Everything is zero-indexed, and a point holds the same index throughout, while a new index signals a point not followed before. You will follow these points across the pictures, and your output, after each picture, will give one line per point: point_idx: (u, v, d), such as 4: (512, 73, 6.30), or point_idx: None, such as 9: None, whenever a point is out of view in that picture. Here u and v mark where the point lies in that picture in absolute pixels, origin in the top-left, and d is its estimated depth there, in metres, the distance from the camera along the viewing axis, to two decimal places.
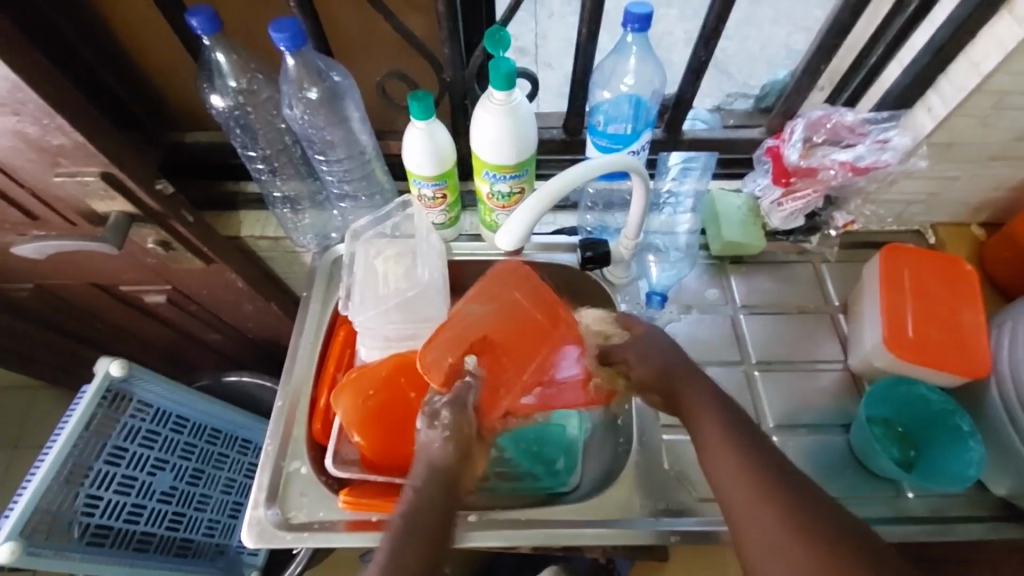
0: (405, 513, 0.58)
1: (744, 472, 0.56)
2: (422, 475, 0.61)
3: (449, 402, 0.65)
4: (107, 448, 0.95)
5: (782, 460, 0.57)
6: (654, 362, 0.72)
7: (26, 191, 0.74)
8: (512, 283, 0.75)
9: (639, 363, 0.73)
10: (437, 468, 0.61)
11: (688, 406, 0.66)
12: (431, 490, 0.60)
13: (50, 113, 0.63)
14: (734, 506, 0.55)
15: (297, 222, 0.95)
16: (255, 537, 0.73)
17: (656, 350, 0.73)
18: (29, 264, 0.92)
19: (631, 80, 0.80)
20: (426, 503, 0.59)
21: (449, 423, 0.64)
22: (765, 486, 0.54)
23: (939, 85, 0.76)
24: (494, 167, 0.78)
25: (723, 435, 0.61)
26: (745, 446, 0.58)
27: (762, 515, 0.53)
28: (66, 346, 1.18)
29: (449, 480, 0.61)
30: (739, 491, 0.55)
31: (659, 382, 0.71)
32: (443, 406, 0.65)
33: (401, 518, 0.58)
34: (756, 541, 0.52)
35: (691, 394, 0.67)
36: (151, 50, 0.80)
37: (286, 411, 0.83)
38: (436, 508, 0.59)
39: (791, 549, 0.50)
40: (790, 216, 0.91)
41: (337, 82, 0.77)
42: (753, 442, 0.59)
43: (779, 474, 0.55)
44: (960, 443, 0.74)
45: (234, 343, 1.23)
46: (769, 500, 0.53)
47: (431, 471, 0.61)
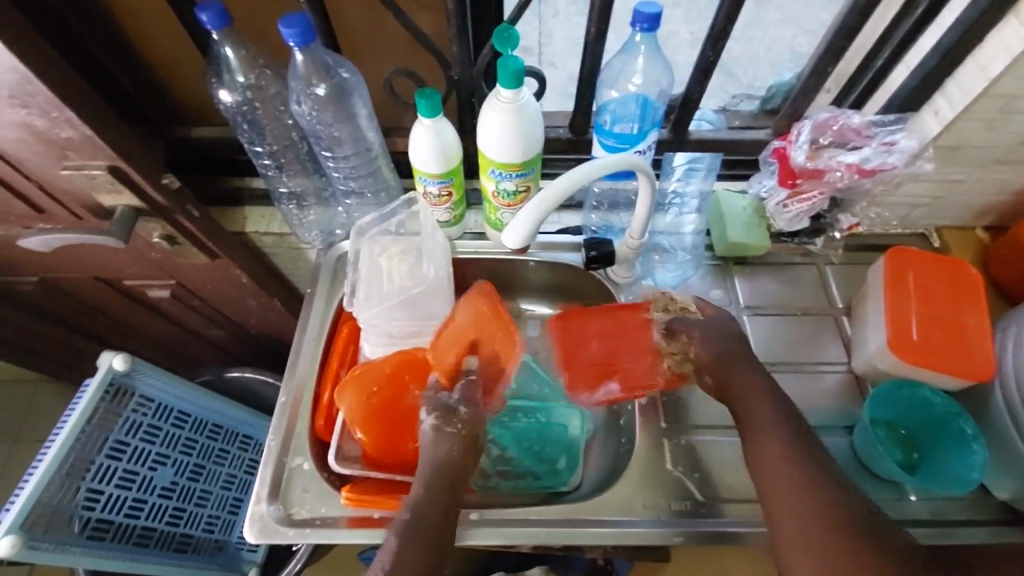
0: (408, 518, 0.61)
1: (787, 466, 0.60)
2: (423, 476, 0.65)
3: (463, 400, 0.71)
4: (109, 442, 0.95)
5: (826, 462, 0.60)
6: (713, 345, 0.73)
7: (33, 184, 0.74)
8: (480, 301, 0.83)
9: (703, 343, 0.74)
10: (440, 469, 0.65)
11: (738, 396, 0.68)
12: (434, 491, 0.64)
13: (59, 106, 0.63)
14: (776, 502, 0.58)
15: (303, 218, 0.95)
16: (257, 532, 0.73)
17: (723, 333, 0.74)
18: (34, 257, 0.92)
19: (638, 80, 0.80)
20: (427, 507, 0.62)
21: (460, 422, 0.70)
22: (810, 487, 0.57)
23: (946, 88, 0.76)
24: (500, 165, 0.78)
25: (777, 431, 0.63)
26: (796, 440, 0.62)
27: (800, 512, 0.56)
28: (68, 340, 1.18)
29: (452, 478, 0.65)
30: (783, 489, 0.59)
31: (720, 365, 0.71)
32: (458, 404, 0.71)
33: (403, 524, 0.60)
34: (793, 538, 0.56)
35: (745, 387, 0.68)
36: (161, 45, 0.80)
37: (290, 406, 0.83)
38: (440, 510, 0.62)
39: (815, 543, 0.54)
40: (795, 218, 0.91)
41: (345, 79, 0.76)
42: (806, 445, 0.61)
43: (824, 477, 0.58)
44: (964, 447, 0.74)
45: (236, 339, 1.23)
46: (813, 499, 0.56)
47: (433, 471, 0.65)
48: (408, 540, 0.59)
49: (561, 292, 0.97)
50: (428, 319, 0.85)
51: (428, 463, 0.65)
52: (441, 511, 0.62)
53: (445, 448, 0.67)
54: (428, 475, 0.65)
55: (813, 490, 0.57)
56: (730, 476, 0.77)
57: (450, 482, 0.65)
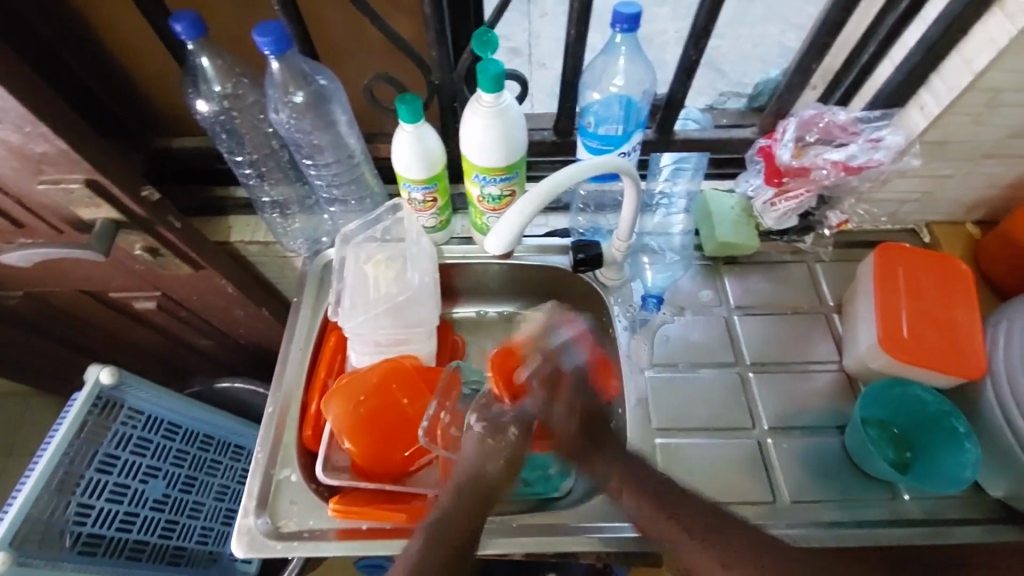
0: (433, 521, 0.61)
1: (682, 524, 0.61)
2: (457, 487, 0.63)
3: (516, 419, 0.68)
4: (99, 456, 0.94)
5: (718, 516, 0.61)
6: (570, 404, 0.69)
7: (11, 199, 0.73)
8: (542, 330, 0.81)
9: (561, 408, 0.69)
10: (476, 483, 0.63)
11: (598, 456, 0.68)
12: (468, 503, 0.62)
13: (32, 121, 0.62)
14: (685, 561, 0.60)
15: (287, 226, 0.95)
16: (245, 546, 0.72)
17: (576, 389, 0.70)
18: (17, 272, 0.91)
19: (621, 81, 0.79)
20: (453, 514, 0.61)
21: (510, 441, 0.66)
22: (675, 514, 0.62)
23: (932, 83, 0.76)
24: (483, 169, 0.77)
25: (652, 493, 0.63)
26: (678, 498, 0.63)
27: (683, 541, 0.60)
28: (57, 353, 1.17)
29: (486, 491, 0.63)
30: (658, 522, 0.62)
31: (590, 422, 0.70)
32: (510, 423, 0.68)
33: (426, 530, 0.60)
34: None
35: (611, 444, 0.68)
36: (138, 55, 0.79)
37: (276, 417, 0.82)
38: (465, 520, 0.61)
39: None
40: (783, 216, 0.90)
41: (323, 86, 0.76)
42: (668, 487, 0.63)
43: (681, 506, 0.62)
44: (956, 445, 0.73)
45: (226, 349, 1.22)
46: (684, 527, 0.61)
47: (466, 485, 0.63)
48: (432, 544, 0.59)
49: (550, 295, 0.97)
50: (414, 327, 0.84)
51: (466, 472, 0.64)
52: (470, 518, 0.61)
53: (486, 462, 0.64)
54: (463, 482, 0.64)
55: (676, 520, 0.61)
56: (717, 477, 0.77)
57: (479, 498, 0.62)
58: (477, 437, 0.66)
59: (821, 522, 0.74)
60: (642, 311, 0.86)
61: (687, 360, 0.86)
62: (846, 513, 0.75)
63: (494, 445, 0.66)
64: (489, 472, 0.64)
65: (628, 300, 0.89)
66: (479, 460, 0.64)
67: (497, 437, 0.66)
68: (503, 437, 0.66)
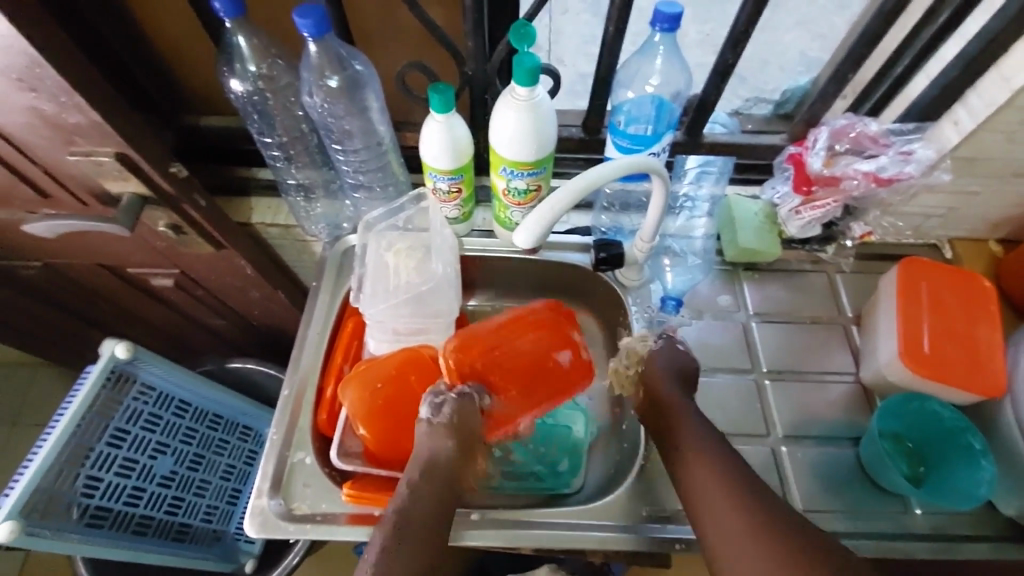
0: (397, 511, 0.61)
1: (727, 496, 0.59)
2: (414, 476, 0.65)
3: (449, 401, 0.69)
4: (109, 430, 0.93)
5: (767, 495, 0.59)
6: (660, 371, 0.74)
7: (37, 167, 0.73)
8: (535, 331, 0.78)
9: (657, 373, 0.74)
10: (438, 469, 0.65)
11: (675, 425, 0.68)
12: (427, 493, 0.63)
13: (68, 92, 0.62)
14: (712, 521, 0.59)
15: (309, 210, 0.95)
16: (258, 526, 0.72)
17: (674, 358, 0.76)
18: (38, 244, 0.91)
19: (656, 81, 0.78)
20: (418, 507, 0.62)
21: (450, 420, 0.67)
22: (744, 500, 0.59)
23: (968, 98, 0.75)
24: (511, 163, 0.77)
25: (717, 475, 0.61)
26: (731, 468, 0.62)
27: (729, 525, 0.58)
28: (68, 324, 1.17)
29: (451, 478, 0.65)
30: (715, 504, 0.60)
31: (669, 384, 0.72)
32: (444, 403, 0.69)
33: (394, 517, 0.61)
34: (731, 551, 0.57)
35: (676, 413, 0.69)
36: (172, 31, 0.78)
37: (292, 400, 0.82)
38: (428, 521, 0.62)
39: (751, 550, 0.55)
40: (807, 224, 0.89)
41: (358, 72, 0.75)
42: (729, 460, 0.63)
43: (748, 486, 0.60)
44: (974, 463, 0.73)
45: (239, 330, 1.22)
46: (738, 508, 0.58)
47: (431, 467, 0.65)
48: (405, 525, 0.60)
49: (566, 292, 0.97)
50: (434, 317, 0.85)
51: (421, 458, 0.65)
52: (434, 518, 0.62)
53: (439, 446, 0.66)
54: (420, 472, 0.65)
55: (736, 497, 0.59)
56: None
57: (444, 487, 0.64)
58: (427, 428, 0.68)
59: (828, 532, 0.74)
60: (660, 313, 0.87)
61: (705, 363, 0.86)
62: (854, 523, 0.75)
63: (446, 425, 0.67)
64: (445, 457, 0.65)
65: (645, 302, 0.89)
66: (434, 446, 0.66)
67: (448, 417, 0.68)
68: (463, 422, 0.68)
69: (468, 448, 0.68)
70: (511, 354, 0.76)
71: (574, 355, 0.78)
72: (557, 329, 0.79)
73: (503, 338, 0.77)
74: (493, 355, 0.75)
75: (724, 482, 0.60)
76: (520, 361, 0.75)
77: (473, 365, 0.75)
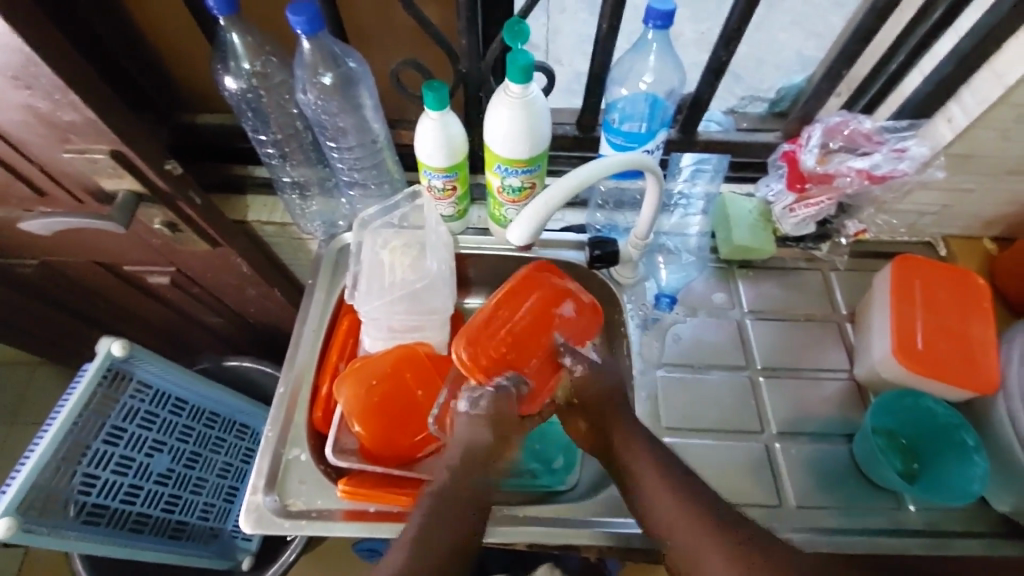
0: (434, 498, 0.63)
1: (693, 523, 0.59)
2: (452, 464, 0.65)
3: (489, 394, 0.69)
4: (106, 428, 0.93)
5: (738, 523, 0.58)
6: (599, 385, 0.72)
7: (32, 165, 0.73)
8: (525, 292, 0.80)
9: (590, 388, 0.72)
10: (473, 456, 0.66)
11: (620, 446, 0.67)
12: (460, 483, 0.64)
13: (63, 89, 0.62)
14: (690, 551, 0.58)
15: (305, 208, 0.95)
16: (253, 523, 0.72)
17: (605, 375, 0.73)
18: (34, 241, 0.91)
19: (649, 78, 0.79)
20: (454, 497, 0.63)
21: (489, 410, 0.68)
22: (703, 518, 0.59)
23: (961, 95, 0.75)
24: (506, 161, 0.77)
25: (678, 501, 0.61)
26: (691, 494, 0.61)
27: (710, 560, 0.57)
28: (65, 322, 1.17)
29: (490, 463, 0.66)
30: (684, 534, 0.59)
31: (603, 409, 0.70)
32: (482, 396, 0.69)
33: (429, 504, 0.63)
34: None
35: (624, 436, 0.68)
36: (165, 28, 0.78)
37: (287, 397, 0.82)
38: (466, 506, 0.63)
39: None
40: (802, 222, 0.90)
41: (352, 69, 0.75)
42: (691, 484, 0.62)
43: (713, 512, 0.59)
44: (966, 458, 0.74)
45: (235, 328, 1.22)
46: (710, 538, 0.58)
47: (469, 453, 0.65)
48: (444, 512, 0.62)
49: None
50: (429, 314, 0.85)
51: (461, 446, 0.66)
52: (473, 507, 0.63)
53: (477, 435, 0.67)
54: (459, 457, 0.66)
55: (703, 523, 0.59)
56: (723, 482, 0.77)
57: (482, 474, 0.65)
58: (464, 418, 0.69)
59: (821, 528, 0.74)
60: (654, 310, 0.88)
61: (700, 361, 0.86)
62: (848, 519, 0.75)
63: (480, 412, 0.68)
64: (483, 444, 0.66)
65: (641, 299, 0.89)
66: (472, 431, 0.67)
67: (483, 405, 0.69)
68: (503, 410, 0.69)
69: (505, 432, 0.69)
70: (514, 326, 0.77)
71: (575, 304, 0.81)
72: (538, 286, 0.81)
73: (502, 311, 0.78)
74: (501, 338, 0.76)
75: (687, 509, 0.60)
76: (526, 327, 0.78)
77: (489, 357, 0.75)
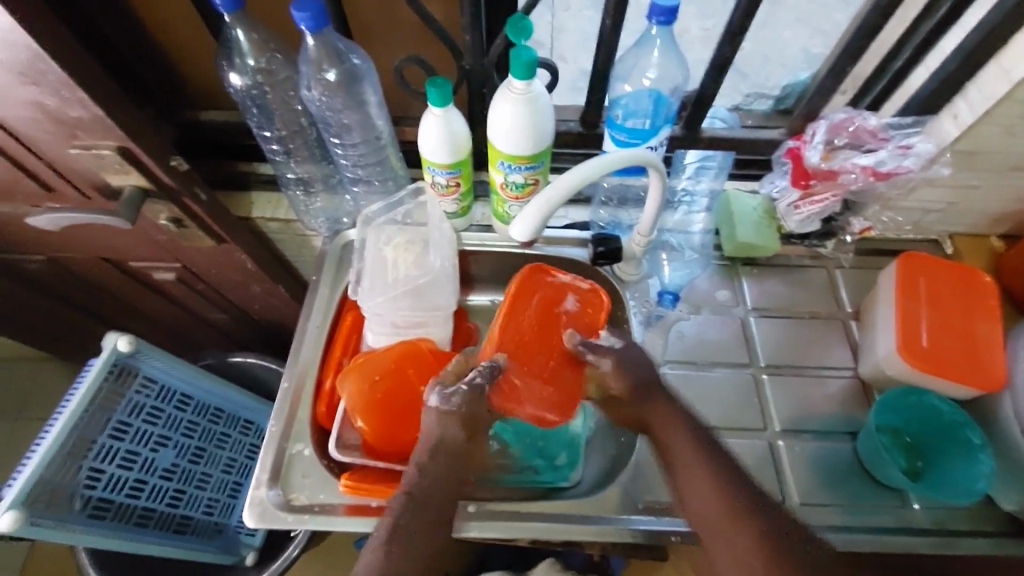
0: (409, 494, 0.62)
1: (721, 505, 0.59)
2: (423, 461, 0.64)
3: (462, 391, 0.66)
4: (112, 423, 0.94)
5: (766, 509, 0.59)
6: (631, 375, 0.69)
7: (40, 161, 0.74)
8: (526, 294, 0.79)
9: (624, 375, 0.70)
10: (442, 451, 0.64)
11: (657, 426, 0.67)
12: (434, 477, 0.64)
13: (70, 86, 0.62)
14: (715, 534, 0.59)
15: (309, 204, 0.96)
16: (257, 516, 0.73)
17: (637, 360, 0.71)
18: (41, 237, 0.92)
19: (653, 74, 0.78)
20: (428, 492, 0.63)
21: (458, 409, 0.65)
22: (734, 513, 0.58)
23: (967, 92, 0.75)
24: (509, 157, 0.77)
25: (714, 483, 0.61)
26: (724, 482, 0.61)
27: (736, 545, 0.57)
28: (71, 318, 1.18)
29: (459, 458, 0.65)
30: (718, 521, 0.59)
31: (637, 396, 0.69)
32: (454, 394, 0.65)
33: (406, 500, 0.62)
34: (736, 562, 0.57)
35: (660, 419, 0.67)
36: (170, 25, 0.79)
37: (291, 392, 0.82)
38: (438, 500, 0.63)
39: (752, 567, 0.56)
40: (806, 219, 0.89)
41: (356, 65, 0.76)
42: (728, 475, 0.61)
43: (747, 498, 0.59)
44: (972, 457, 0.73)
45: (240, 324, 1.23)
46: (742, 526, 0.58)
47: (436, 451, 0.64)
48: (411, 514, 0.61)
49: None
50: (432, 310, 0.85)
51: (430, 441, 0.65)
52: (438, 504, 0.63)
53: (449, 431, 0.65)
54: (428, 452, 0.65)
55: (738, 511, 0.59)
56: None
57: (454, 465, 0.65)
58: (433, 413, 0.66)
59: (824, 526, 0.74)
60: (657, 307, 0.87)
61: (703, 358, 0.86)
62: (851, 517, 0.75)
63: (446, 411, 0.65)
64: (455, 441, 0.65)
65: (644, 297, 0.88)
66: (439, 429, 0.65)
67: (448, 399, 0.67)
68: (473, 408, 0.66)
69: (478, 428, 0.67)
70: (525, 323, 0.76)
71: (577, 296, 0.80)
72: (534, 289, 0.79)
73: (508, 317, 0.77)
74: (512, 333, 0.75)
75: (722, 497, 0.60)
76: (537, 327, 0.76)
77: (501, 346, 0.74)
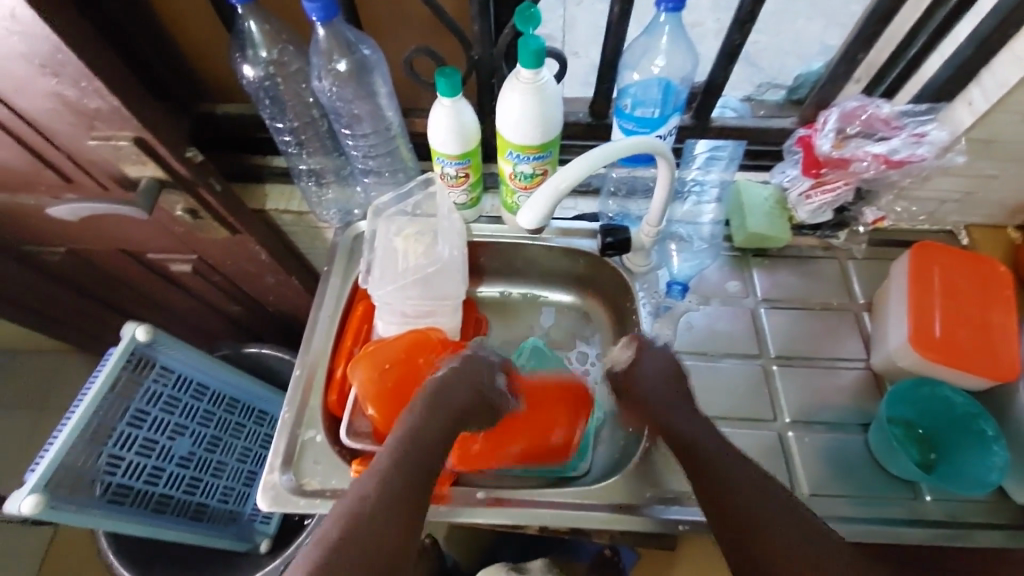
0: (406, 436, 0.65)
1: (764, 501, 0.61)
2: (423, 407, 0.68)
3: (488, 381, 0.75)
4: (130, 411, 0.96)
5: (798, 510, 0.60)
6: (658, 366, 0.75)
7: (61, 153, 0.76)
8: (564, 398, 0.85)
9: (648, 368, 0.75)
10: (445, 409, 0.69)
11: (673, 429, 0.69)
12: (431, 429, 0.67)
13: (88, 77, 0.64)
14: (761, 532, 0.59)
15: (321, 196, 0.97)
16: (269, 500, 0.74)
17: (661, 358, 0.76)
18: (63, 229, 0.95)
19: (662, 61, 0.78)
20: (425, 440, 0.65)
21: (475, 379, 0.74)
22: (767, 498, 0.61)
23: (983, 78, 0.73)
24: (517, 147, 0.77)
25: (745, 476, 0.63)
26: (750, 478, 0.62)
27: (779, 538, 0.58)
28: (91, 308, 1.21)
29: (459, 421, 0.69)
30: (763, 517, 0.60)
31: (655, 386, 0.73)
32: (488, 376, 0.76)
33: (402, 445, 0.64)
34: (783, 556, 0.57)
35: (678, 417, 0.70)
36: (186, 20, 0.81)
37: (303, 380, 0.84)
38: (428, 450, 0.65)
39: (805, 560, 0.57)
40: (818, 209, 0.88)
41: (366, 56, 0.77)
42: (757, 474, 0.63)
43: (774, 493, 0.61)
44: (984, 449, 0.72)
45: (255, 316, 1.25)
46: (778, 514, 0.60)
47: (438, 406, 0.69)
48: (399, 467, 0.62)
49: (577, 280, 0.97)
50: (441, 299, 0.87)
51: (437, 393, 0.70)
52: (423, 464, 0.64)
53: (457, 390, 0.71)
54: (425, 407, 0.68)
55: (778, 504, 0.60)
56: None
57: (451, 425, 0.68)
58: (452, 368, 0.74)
59: (833, 517, 0.74)
60: (666, 298, 0.88)
61: (714, 349, 0.85)
62: (862, 510, 0.74)
63: (462, 368, 0.74)
64: (459, 403, 0.70)
65: (653, 288, 0.89)
66: (449, 380, 0.72)
67: (468, 361, 0.76)
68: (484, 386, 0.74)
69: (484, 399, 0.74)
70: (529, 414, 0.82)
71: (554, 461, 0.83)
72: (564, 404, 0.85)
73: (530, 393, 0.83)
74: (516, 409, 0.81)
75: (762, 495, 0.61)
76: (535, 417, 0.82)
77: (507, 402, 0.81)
